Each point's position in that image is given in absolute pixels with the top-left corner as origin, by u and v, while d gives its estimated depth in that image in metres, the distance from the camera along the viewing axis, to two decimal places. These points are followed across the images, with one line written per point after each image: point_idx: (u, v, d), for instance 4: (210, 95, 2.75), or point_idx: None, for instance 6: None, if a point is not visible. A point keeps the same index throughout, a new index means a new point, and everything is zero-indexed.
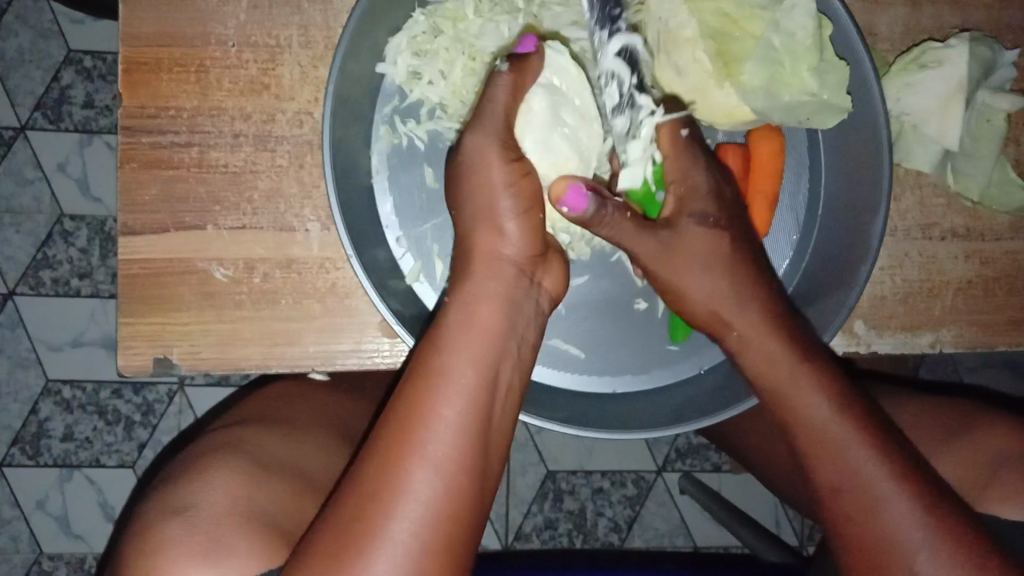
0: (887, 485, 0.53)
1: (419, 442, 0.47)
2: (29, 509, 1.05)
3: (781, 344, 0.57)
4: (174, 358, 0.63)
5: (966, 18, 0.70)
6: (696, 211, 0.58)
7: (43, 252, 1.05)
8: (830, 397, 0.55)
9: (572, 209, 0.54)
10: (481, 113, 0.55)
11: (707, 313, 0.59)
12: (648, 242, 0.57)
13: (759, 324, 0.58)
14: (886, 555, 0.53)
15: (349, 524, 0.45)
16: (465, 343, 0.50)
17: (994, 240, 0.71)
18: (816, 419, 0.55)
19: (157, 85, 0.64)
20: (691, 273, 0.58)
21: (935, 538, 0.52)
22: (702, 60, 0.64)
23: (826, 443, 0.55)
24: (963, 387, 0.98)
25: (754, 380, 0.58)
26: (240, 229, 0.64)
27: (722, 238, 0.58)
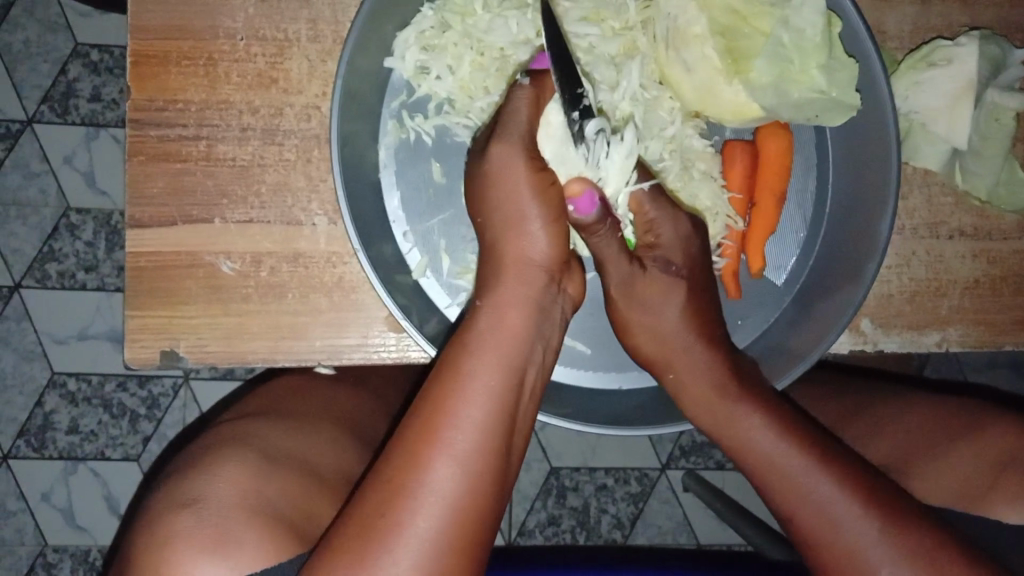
0: (841, 505, 0.54)
1: (442, 442, 0.47)
2: (34, 501, 1.05)
3: (712, 380, 0.59)
4: (181, 351, 0.63)
5: (976, 16, 0.70)
6: (658, 258, 0.60)
7: (49, 245, 1.06)
8: (773, 429, 0.57)
9: (578, 209, 0.57)
10: (505, 126, 0.54)
11: (651, 353, 0.61)
12: (620, 267, 0.60)
13: (700, 365, 0.59)
14: (852, 573, 0.54)
15: (371, 520, 0.45)
16: (489, 347, 0.50)
17: (1002, 240, 0.71)
18: (762, 450, 0.57)
19: (165, 77, 0.64)
20: (642, 313, 0.60)
21: (896, 555, 0.53)
22: (711, 56, 0.64)
23: (776, 472, 0.56)
24: (969, 387, 0.98)
25: (694, 417, 0.61)
26: (248, 223, 0.64)
27: (677, 279, 0.60)
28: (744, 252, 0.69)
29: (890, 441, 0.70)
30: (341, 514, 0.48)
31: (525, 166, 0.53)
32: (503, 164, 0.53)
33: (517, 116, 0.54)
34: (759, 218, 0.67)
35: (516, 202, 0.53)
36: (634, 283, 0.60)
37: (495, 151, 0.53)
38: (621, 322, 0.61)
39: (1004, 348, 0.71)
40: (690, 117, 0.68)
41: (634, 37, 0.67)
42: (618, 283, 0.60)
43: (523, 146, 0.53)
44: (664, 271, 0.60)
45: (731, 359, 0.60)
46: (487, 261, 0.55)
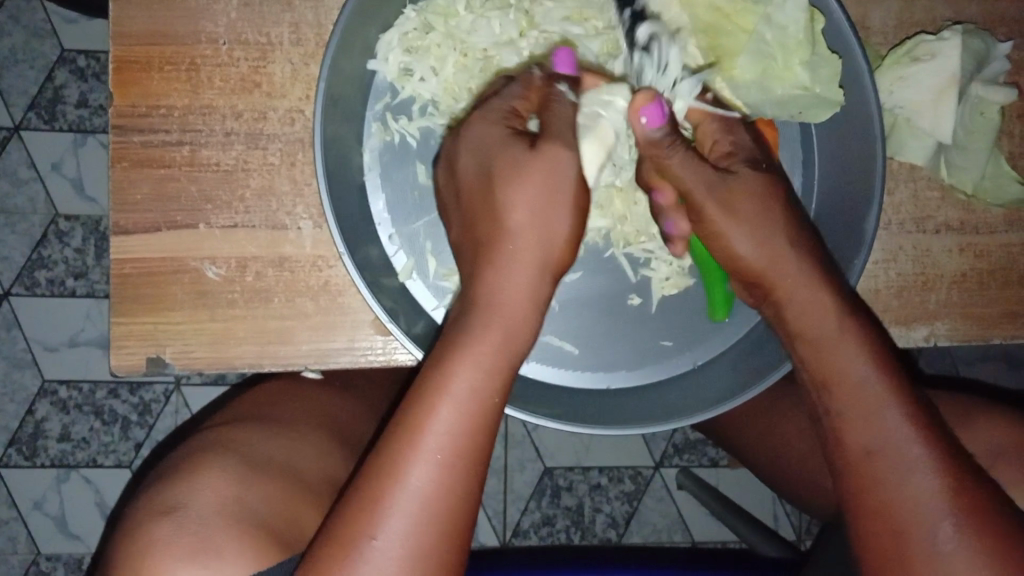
0: (917, 449, 0.51)
1: (421, 445, 0.47)
2: (27, 509, 1.05)
3: (829, 296, 0.54)
4: (168, 358, 0.63)
5: (960, 11, 0.70)
6: (744, 159, 0.58)
7: (38, 252, 1.05)
8: (874, 355, 0.54)
9: (651, 121, 0.55)
10: (555, 126, 0.52)
11: (760, 264, 0.55)
12: (707, 170, 0.55)
13: (806, 284, 0.55)
14: (913, 520, 0.51)
15: (349, 525, 0.47)
16: (476, 342, 0.49)
17: (989, 233, 0.71)
18: (856, 373, 0.53)
19: (147, 83, 0.63)
20: (740, 223, 0.55)
21: (958, 509, 0.50)
22: (693, 54, 0.65)
23: (859, 397, 0.53)
24: (961, 382, 0.98)
25: (793, 339, 0.56)
26: (232, 228, 0.64)
27: (772, 186, 0.56)
28: None
29: None
30: (330, 515, 0.49)
31: (564, 155, 0.51)
32: (546, 173, 0.50)
33: (560, 115, 0.53)
34: None
35: (545, 197, 0.50)
36: (729, 187, 0.55)
37: (547, 154, 0.50)
38: (711, 232, 0.56)
39: (993, 341, 0.71)
40: None
41: (616, 36, 0.66)
42: (705, 187, 0.55)
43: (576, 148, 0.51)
44: (760, 172, 0.57)
45: (835, 280, 0.56)
46: (489, 248, 0.51)
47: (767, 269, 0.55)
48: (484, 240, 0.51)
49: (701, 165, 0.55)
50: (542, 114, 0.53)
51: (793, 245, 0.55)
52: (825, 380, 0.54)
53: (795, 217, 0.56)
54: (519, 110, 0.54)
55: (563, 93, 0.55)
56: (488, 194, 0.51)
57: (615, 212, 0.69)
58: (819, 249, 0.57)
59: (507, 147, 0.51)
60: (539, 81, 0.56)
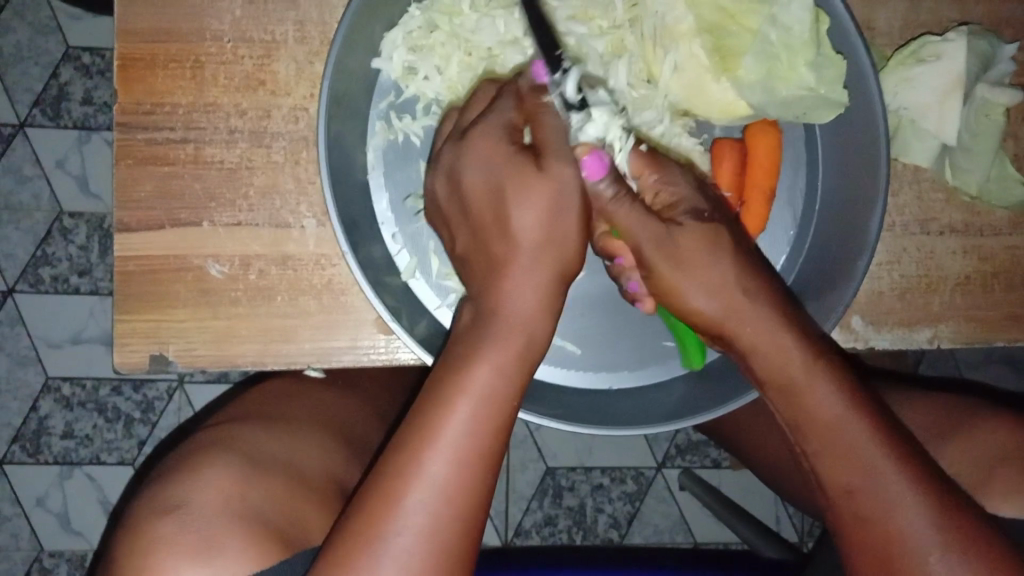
0: (898, 489, 0.51)
1: (434, 448, 0.47)
2: (29, 506, 1.05)
3: (792, 343, 0.52)
4: (171, 355, 0.63)
5: (966, 12, 0.70)
6: (688, 209, 0.54)
7: (42, 249, 1.05)
8: (845, 399, 0.52)
9: (590, 175, 0.53)
10: (552, 142, 0.51)
11: (720, 314, 0.53)
12: (646, 226, 0.53)
13: (768, 334, 0.52)
14: (897, 556, 0.51)
15: (366, 522, 0.47)
16: (491, 346, 0.49)
17: (994, 235, 0.70)
18: (829, 420, 0.52)
19: (152, 81, 0.64)
20: (690, 275, 0.52)
21: (946, 540, 0.50)
22: (699, 54, 0.65)
23: (836, 445, 0.52)
24: (966, 384, 0.97)
25: (761, 385, 0.55)
26: (236, 226, 0.64)
27: (720, 234, 0.53)
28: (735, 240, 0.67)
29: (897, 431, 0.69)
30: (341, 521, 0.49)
31: (564, 173, 0.50)
32: (547, 187, 0.50)
33: (556, 129, 0.52)
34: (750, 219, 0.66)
35: (554, 211, 0.50)
36: (676, 239, 0.53)
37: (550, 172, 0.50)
38: (662, 284, 0.54)
39: (996, 344, 0.71)
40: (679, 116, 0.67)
41: (622, 36, 0.66)
42: (652, 245, 0.53)
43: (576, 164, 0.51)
44: (706, 221, 0.54)
45: (798, 322, 0.54)
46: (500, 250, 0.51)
47: (724, 318, 0.53)
48: (495, 245, 0.51)
49: (643, 220, 0.53)
50: (536, 128, 0.52)
51: (750, 294, 0.53)
52: (800, 426, 0.53)
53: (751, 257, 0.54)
54: (517, 124, 0.53)
55: (552, 106, 0.53)
56: (494, 208, 0.50)
57: None
58: (780, 288, 0.55)
59: (507, 163, 0.51)
60: (527, 93, 0.55)
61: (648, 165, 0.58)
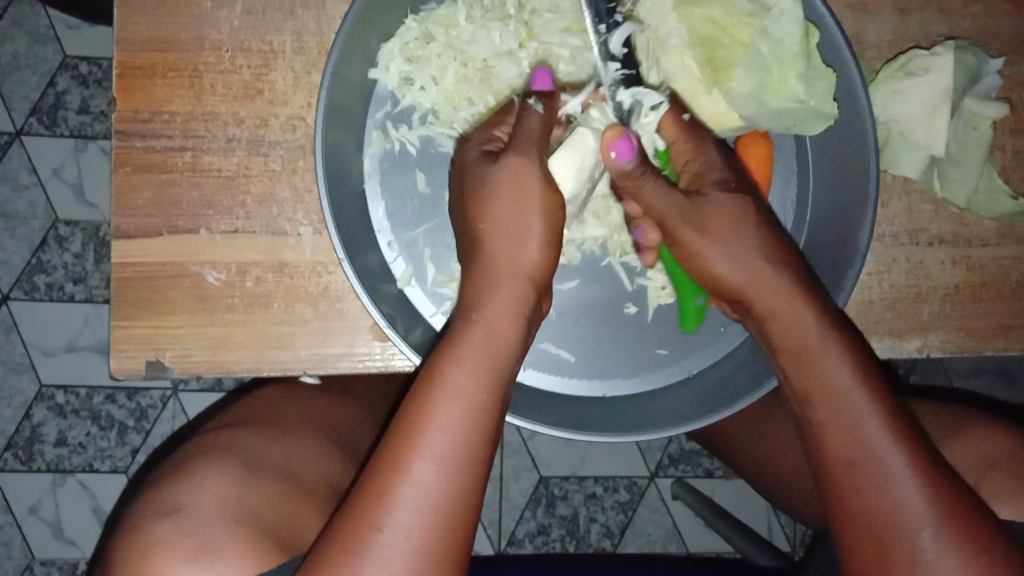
0: (898, 459, 0.51)
1: (421, 449, 0.48)
2: (22, 514, 1.05)
3: (809, 308, 0.55)
4: (167, 361, 0.64)
5: (953, 26, 0.71)
6: (716, 181, 0.58)
7: (37, 257, 1.06)
8: (855, 368, 0.54)
9: (618, 155, 0.57)
10: (516, 141, 0.55)
11: (743, 278, 0.57)
12: (674, 197, 0.57)
13: (788, 303, 0.56)
14: (891, 531, 0.51)
15: (350, 527, 0.47)
16: (468, 351, 0.50)
17: (982, 246, 0.71)
18: (837, 386, 0.54)
19: (151, 89, 0.64)
20: (715, 241, 0.56)
21: (939, 516, 0.50)
22: (691, 66, 0.65)
23: (843, 411, 0.53)
24: (956, 393, 0.98)
25: (776, 349, 0.57)
26: (233, 233, 0.64)
27: (745, 206, 0.57)
28: None
29: None
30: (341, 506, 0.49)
31: (530, 172, 0.53)
32: (516, 180, 0.53)
33: (528, 134, 0.56)
34: None
35: (516, 211, 0.52)
36: (701, 210, 0.57)
37: (508, 165, 0.53)
38: (684, 247, 0.58)
39: (985, 353, 0.72)
40: None
41: None
42: (676, 212, 0.57)
43: (540, 163, 0.54)
44: (732, 195, 0.58)
45: (817, 296, 0.56)
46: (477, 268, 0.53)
47: (745, 285, 0.57)
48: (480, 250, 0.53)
49: (666, 190, 0.57)
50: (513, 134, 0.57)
51: (772, 260, 0.57)
52: (808, 392, 0.55)
53: (776, 229, 0.59)
54: (497, 135, 0.58)
55: (533, 105, 0.59)
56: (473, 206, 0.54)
57: (612, 223, 0.69)
58: (799, 261, 0.58)
59: (478, 164, 0.55)
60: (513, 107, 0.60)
61: (682, 135, 0.62)
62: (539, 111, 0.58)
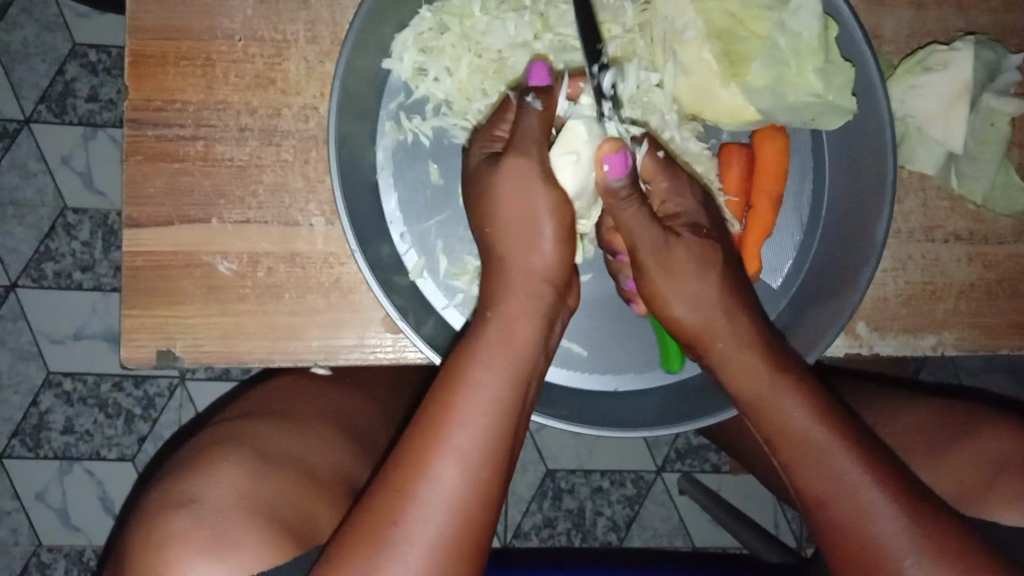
0: (873, 494, 0.52)
1: (447, 452, 0.47)
2: (29, 501, 1.05)
3: (761, 354, 0.56)
4: (178, 351, 0.63)
5: (971, 21, 0.70)
6: (686, 224, 0.58)
7: (45, 244, 1.05)
8: (814, 410, 0.54)
9: (612, 167, 0.56)
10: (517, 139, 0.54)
11: (697, 323, 0.57)
12: (650, 232, 0.56)
13: (743, 347, 0.56)
14: (875, 565, 0.51)
15: (370, 531, 0.46)
16: (491, 355, 0.50)
17: (997, 243, 0.71)
18: (797, 429, 0.54)
19: (163, 77, 0.64)
20: (676, 283, 0.56)
21: (920, 546, 0.51)
22: (708, 59, 0.65)
23: (806, 457, 0.54)
24: (967, 389, 0.98)
25: (736, 392, 0.57)
26: (245, 223, 0.64)
27: (709, 249, 0.57)
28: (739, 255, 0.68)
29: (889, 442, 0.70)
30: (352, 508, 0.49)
31: (537, 179, 0.53)
32: (516, 180, 0.52)
33: (527, 132, 0.54)
34: (756, 222, 0.67)
35: (526, 213, 0.53)
36: (668, 248, 0.56)
37: (507, 164, 0.53)
38: (650, 291, 0.58)
39: (999, 351, 0.71)
40: (687, 120, 0.68)
41: (632, 40, 0.67)
42: (649, 249, 0.56)
43: (539, 162, 0.53)
44: (698, 238, 0.57)
45: (772, 339, 0.57)
46: (491, 271, 0.54)
47: (703, 329, 0.57)
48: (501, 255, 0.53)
49: (643, 220, 0.55)
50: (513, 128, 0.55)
51: (727, 305, 0.57)
52: (771, 435, 0.55)
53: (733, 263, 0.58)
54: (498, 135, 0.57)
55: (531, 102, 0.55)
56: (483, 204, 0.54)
57: None
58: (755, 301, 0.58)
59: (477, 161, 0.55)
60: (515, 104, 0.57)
61: (660, 171, 0.59)
62: (539, 107, 0.55)
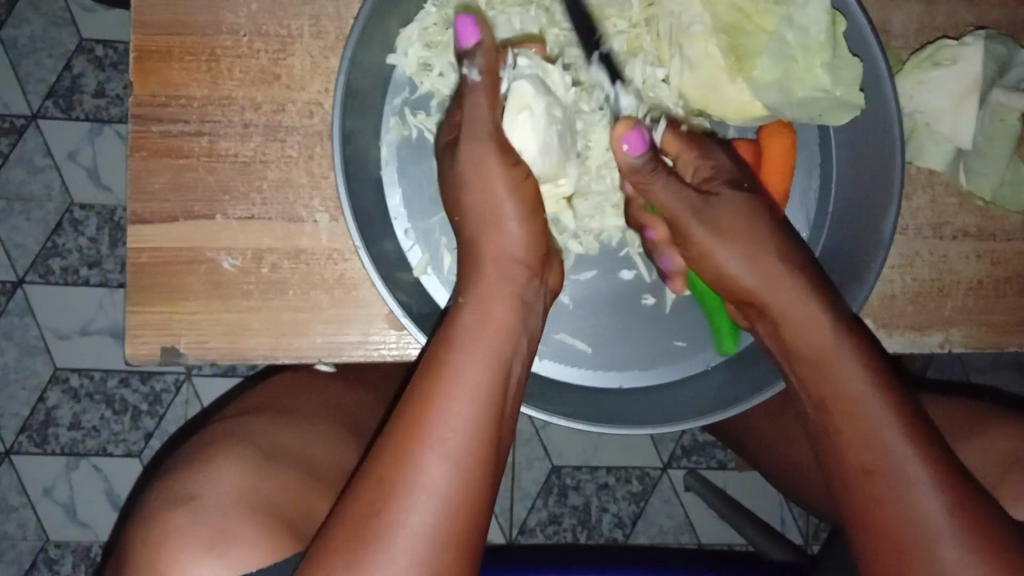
0: (913, 467, 0.51)
1: (432, 443, 0.47)
2: (36, 496, 1.06)
3: (828, 314, 0.56)
4: (182, 347, 0.63)
5: (981, 15, 0.70)
6: (726, 181, 0.60)
7: (53, 240, 1.06)
8: (870, 372, 0.54)
9: (631, 148, 0.59)
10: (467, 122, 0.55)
11: (754, 283, 0.58)
12: (688, 194, 0.60)
13: (807, 302, 0.56)
14: (912, 541, 0.50)
15: (356, 525, 0.46)
16: (473, 341, 0.51)
17: (1006, 240, 0.70)
18: (852, 393, 0.54)
19: (168, 73, 0.64)
20: (728, 243, 0.58)
21: (959, 523, 0.50)
22: (715, 54, 0.64)
23: (857, 421, 0.53)
24: (975, 386, 0.97)
25: (793, 354, 0.57)
26: (249, 219, 0.64)
27: (756, 207, 0.59)
28: None
29: None
30: (341, 498, 0.49)
31: (495, 165, 0.55)
32: (475, 169, 0.55)
33: (476, 116, 0.54)
34: None
35: (493, 200, 0.55)
36: (713, 210, 0.59)
37: (465, 152, 0.55)
38: (700, 252, 0.60)
39: (1008, 349, 0.71)
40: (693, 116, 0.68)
41: (638, 35, 0.67)
42: (689, 215, 0.60)
43: (496, 143, 0.55)
44: (742, 194, 0.60)
45: (832, 296, 0.57)
46: (465, 257, 0.56)
47: (760, 288, 0.58)
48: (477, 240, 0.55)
49: (677, 189, 0.60)
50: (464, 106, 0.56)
51: (786, 264, 0.58)
52: (824, 397, 0.55)
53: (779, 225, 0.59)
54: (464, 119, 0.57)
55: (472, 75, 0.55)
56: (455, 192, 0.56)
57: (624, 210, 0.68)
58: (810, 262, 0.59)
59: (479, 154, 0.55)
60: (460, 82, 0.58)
61: (688, 142, 0.62)
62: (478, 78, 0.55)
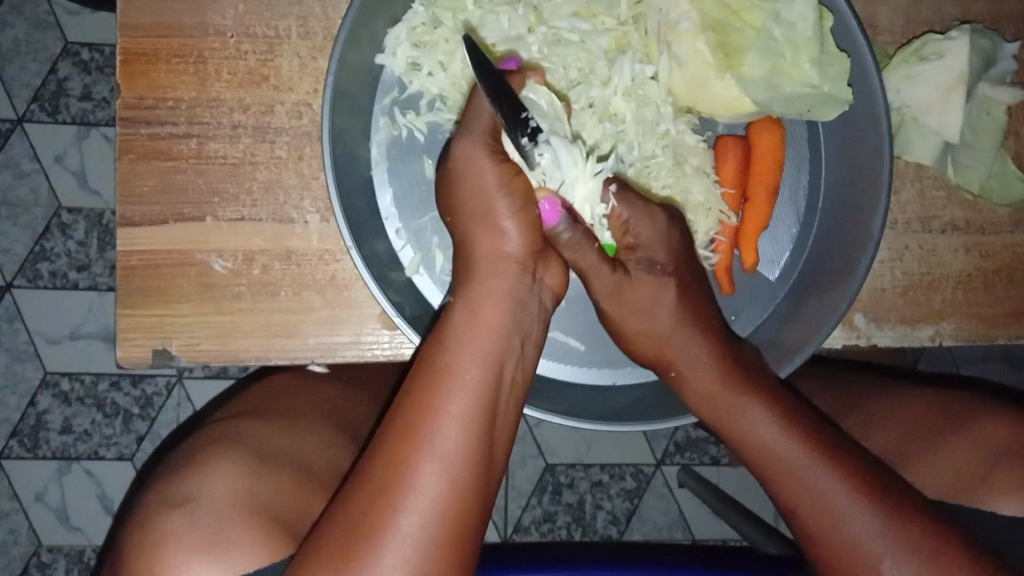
0: (842, 497, 0.54)
1: (424, 451, 0.47)
2: (28, 501, 1.05)
3: (717, 374, 0.59)
4: (174, 350, 0.63)
5: (967, 11, 0.70)
6: (642, 257, 0.59)
7: (40, 244, 1.05)
8: (777, 421, 0.57)
9: (545, 223, 0.56)
10: (467, 121, 0.54)
11: (652, 350, 0.61)
12: (603, 275, 0.58)
13: (703, 360, 0.59)
14: (854, 567, 0.54)
15: (348, 536, 0.46)
16: (464, 350, 0.50)
17: (994, 233, 0.71)
18: (762, 443, 0.57)
19: (156, 75, 0.63)
20: (634, 316, 0.59)
21: (898, 544, 0.53)
22: (703, 51, 0.64)
23: (775, 468, 0.56)
24: (965, 378, 0.98)
25: (699, 413, 0.60)
26: (239, 221, 0.64)
27: (665, 282, 0.59)
28: (738, 247, 0.69)
29: (877, 440, 0.69)
30: (333, 501, 0.49)
31: (486, 164, 0.52)
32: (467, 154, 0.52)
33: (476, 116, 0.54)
34: (753, 213, 0.68)
35: (483, 202, 0.52)
36: (622, 286, 0.59)
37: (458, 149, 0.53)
38: (620, 328, 0.61)
39: (996, 341, 0.71)
40: (682, 113, 0.68)
41: (626, 33, 0.67)
42: (605, 288, 0.59)
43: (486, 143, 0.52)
44: (654, 274, 0.59)
45: (732, 356, 0.60)
46: (461, 261, 0.55)
47: (670, 352, 0.60)
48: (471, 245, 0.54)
49: (596, 263, 0.58)
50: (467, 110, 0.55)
51: (688, 332, 0.59)
52: (743, 446, 0.58)
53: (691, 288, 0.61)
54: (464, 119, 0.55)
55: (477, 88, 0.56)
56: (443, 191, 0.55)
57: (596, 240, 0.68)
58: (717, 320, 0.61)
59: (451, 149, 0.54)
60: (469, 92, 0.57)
61: None
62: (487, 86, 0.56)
